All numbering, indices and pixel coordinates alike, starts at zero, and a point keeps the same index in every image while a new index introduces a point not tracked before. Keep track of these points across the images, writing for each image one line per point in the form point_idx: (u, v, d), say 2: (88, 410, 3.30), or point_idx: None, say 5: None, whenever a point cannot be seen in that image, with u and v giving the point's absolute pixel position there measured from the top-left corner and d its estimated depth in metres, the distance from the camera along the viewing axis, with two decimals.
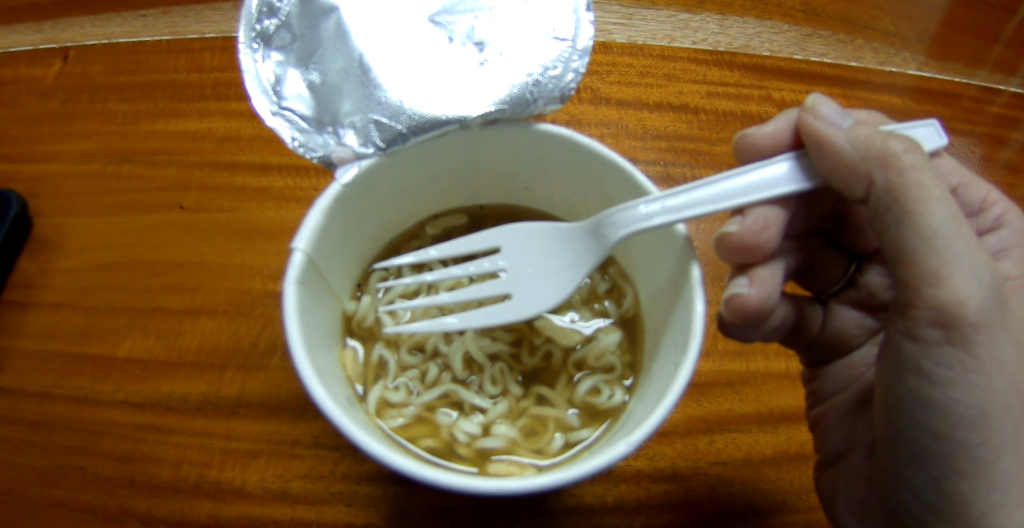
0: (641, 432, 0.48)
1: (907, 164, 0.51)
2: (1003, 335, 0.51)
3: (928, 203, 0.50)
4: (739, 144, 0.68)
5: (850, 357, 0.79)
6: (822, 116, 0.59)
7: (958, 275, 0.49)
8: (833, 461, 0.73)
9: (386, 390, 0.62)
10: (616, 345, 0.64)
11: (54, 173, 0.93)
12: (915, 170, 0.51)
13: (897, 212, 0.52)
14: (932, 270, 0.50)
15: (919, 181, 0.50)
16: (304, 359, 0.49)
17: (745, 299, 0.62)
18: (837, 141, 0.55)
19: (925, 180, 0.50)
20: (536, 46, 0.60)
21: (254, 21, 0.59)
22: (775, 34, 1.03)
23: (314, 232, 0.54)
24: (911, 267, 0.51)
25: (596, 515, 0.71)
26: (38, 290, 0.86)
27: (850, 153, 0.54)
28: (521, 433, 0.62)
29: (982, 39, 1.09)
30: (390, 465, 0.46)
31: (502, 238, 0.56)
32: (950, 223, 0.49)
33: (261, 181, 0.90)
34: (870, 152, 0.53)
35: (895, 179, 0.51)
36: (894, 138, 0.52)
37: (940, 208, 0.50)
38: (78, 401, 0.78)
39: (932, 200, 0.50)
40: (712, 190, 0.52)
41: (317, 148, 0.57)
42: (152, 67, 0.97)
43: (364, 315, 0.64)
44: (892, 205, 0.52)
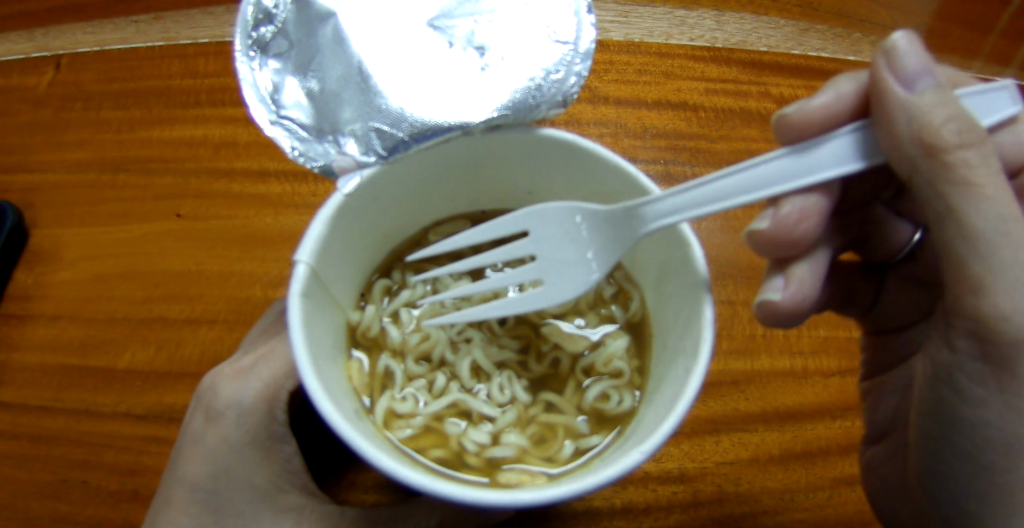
0: (656, 438, 0.47)
1: (955, 161, 0.46)
2: None
3: (973, 204, 0.46)
4: (780, 122, 0.59)
5: (904, 333, 0.76)
6: (903, 68, 0.48)
7: (1002, 286, 0.46)
8: (877, 438, 0.74)
9: (393, 400, 0.61)
10: (624, 350, 0.64)
11: (49, 184, 0.92)
12: (965, 168, 0.46)
13: (938, 205, 0.48)
14: (973, 279, 0.47)
15: (965, 180, 0.46)
16: (311, 372, 0.48)
17: (779, 305, 0.61)
18: (897, 115, 0.48)
19: (976, 177, 0.46)
20: (537, 50, 0.59)
21: (250, 28, 0.58)
22: (772, 29, 1.02)
23: (317, 244, 0.53)
24: (954, 275, 0.49)
25: (605, 517, 0.72)
26: (36, 302, 0.86)
27: (904, 131, 0.47)
28: (530, 441, 0.61)
29: (977, 30, 1.09)
30: (403, 480, 0.45)
31: (534, 245, 0.52)
32: (1002, 226, 0.45)
33: (259, 187, 0.88)
34: (921, 136, 0.46)
35: (939, 175, 0.47)
36: (951, 123, 0.46)
37: (986, 210, 0.46)
38: (80, 414, 0.78)
39: (979, 202, 0.46)
40: (738, 180, 0.48)
41: (318, 158, 0.56)
42: (145, 74, 0.96)
43: (369, 325, 0.63)
44: (934, 198, 0.48)
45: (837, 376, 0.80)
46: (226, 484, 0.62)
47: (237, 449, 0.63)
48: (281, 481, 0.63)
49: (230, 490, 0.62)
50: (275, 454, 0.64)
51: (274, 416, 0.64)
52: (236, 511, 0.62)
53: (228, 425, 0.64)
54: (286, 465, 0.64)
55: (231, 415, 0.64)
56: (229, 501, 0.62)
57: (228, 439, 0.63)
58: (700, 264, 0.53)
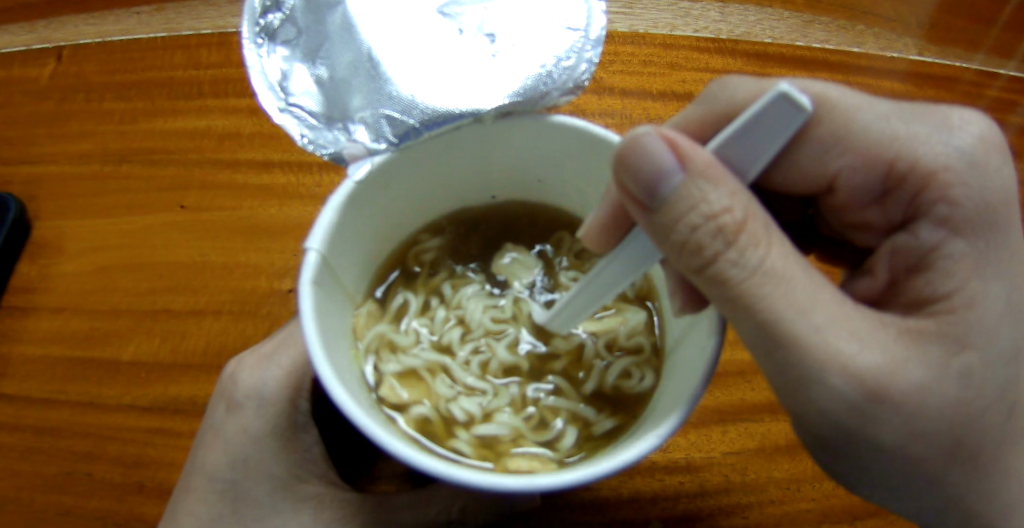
0: (671, 422, 0.47)
1: (714, 265, 0.43)
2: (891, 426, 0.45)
3: (749, 299, 0.43)
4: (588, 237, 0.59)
5: None
6: (644, 177, 0.43)
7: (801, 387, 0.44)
8: None
9: (396, 334, 0.64)
10: (643, 324, 0.64)
11: (51, 175, 0.91)
12: (723, 264, 0.43)
13: (725, 303, 0.44)
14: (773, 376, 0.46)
15: (731, 280, 0.43)
16: (324, 361, 0.48)
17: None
18: (659, 233, 0.44)
19: (747, 279, 0.42)
20: (547, 37, 0.59)
21: (258, 16, 0.57)
22: (776, 21, 1.01)
23: (328, 232, 0.53)
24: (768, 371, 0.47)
25: (612, 508, 0.72)
26: (40, 294, 0.85)
27: (669, 247, 0.44)
28: (530, 422, 0.61)
29: (979, 23, 1.08)
30: (418, 467, 0.45)
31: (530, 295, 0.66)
32: (771, 327, 0.43)
33: (263, 178, 0.88)
34: (682, 247, 0.43)
35: (712, 275, 0.43)
36: (700, 228, 0.42)
37: (754, 307, 0.43)
38: (85, 406, 0.78)
39: (751, 298, 0.43)
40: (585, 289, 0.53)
41: (328, 145, 0.56)
42: (147, 65, 0.95)
43: (426, 250, 0.69)
44: (721, 299, 0.44)
45: None
46: (244, 475, 0.62)
47: (258, 440, 0.63)
48: (301, 470, 0.64)
49: (250, 479, 0.62)
50: (296, 443, 0.64)
51: (296, 405, 0.65)
52: (255, 501, 0.62)
53: (249, 415, 0.64)
54: (305, 455, 0.64)
55: (251, 405, 0.64)
56: (249, 492, 0.62)
57: (249, 429, 0.63)
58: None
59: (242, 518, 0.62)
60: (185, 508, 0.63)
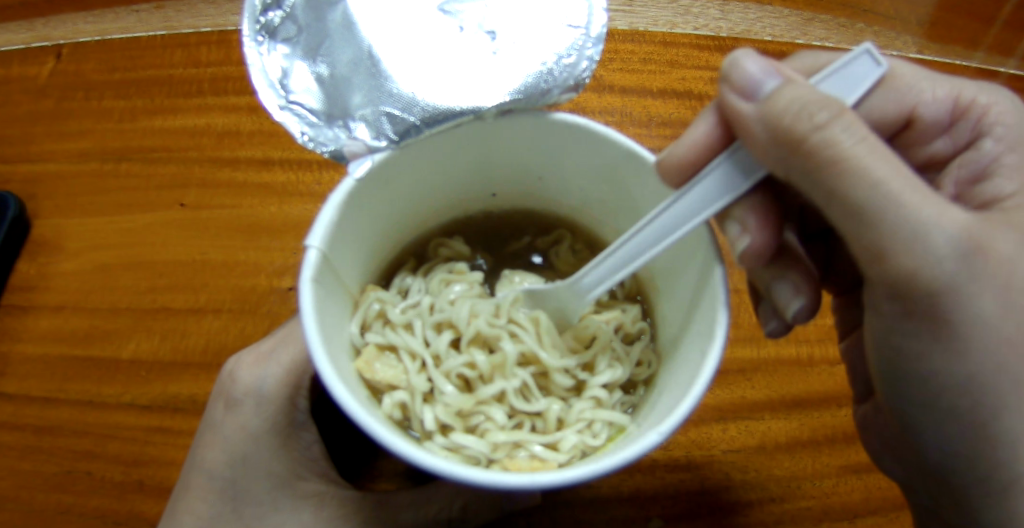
0: (673, 419, 0.47)
1: (820, 147, 0.44)
2: (977, 299, 0.46)
3: (848, 176, 0.44)
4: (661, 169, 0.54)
5: None
6: (749, 81, 0.50)
7: (902, 252, 0.45)
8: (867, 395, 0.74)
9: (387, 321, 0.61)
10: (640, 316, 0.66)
11: (51, 174, 0.91)
12: (830, 149, 0.44)
13: (826, 191, 0.45)
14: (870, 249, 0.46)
15: (835, 162, 0.44)
16: (324, 359, 0.48)
17: (777, 329, 0.67)
18: (760, 130, 0.47)
19: (845, 150, 0.43)
20: (548, 35, 0.59)
21: (258, 13, 0.56)
22: (776, 19, 1.01)
23: (328, 229, 0.53)
24: (858, 244, 0.47)
25: (613, 505, 0.72)
26: (39, 293, 0.85)
27: (762, 137, 0.47)
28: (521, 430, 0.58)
29: (978, 21, 1.08)
30: (418, 464, 0.45)
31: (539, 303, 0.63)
32: (879, 188, 0.43)
33: (263, 176, 0.87)
34: (786, 136, 0.45)
35: (812, 163, 0.45)
36: (807, 113, 0.44)
37: (858, 181, 0.44)
38: (84, 405, 0.78)
39: (854, 173, 0.43)
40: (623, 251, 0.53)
41: (328, 143, 0.56)
42: (147, 63, 0.95)
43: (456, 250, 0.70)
44: (820, 188, 0.46)
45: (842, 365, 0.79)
46: (244, 472, 0.63)
47: (257, 438, 0.63)
48: (301, 468, 0.64)
49: (250, 478, 0.62)
50: (295, 442, 0.64)
51: (295, 404, 0.64)
52: (255, 499, 0.62)
53: (248, 414, 0.64)
54: (305, 453, 0.64)
55: (250, 403, 0.64)
56: (249, 490, 0.62)
57: (248, 428, 0.63)
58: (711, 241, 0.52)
59: (241, 516, 0.62)
60: (185, 506, 0.63)
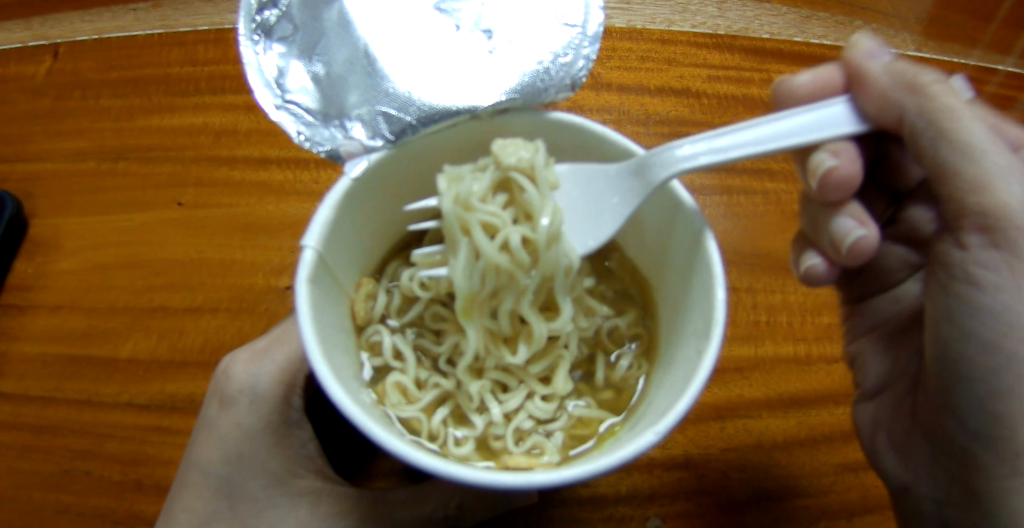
0: (668, 419, 0.47)
1: (936, 92, 0.52)
2: None
3: (960, 120, 0.50)
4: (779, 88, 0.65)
5: (892, 292, 0.74)
6: (864, 49, 0.57)
7: (1001, 183, 0.49)
8: (873, 394, 0.72)
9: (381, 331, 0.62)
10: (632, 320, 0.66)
11: (48, 173, 0.91)
12: (945, 97, 0.52)
13: (931, 133, 0.51)
14: (972, 180, 0.50)
15: (949, 106, 0.51)
16: (321, 359, 0.48)
17: (818, 271, 0.66)
18: (877, 78, 0.54)
19: (955, 105, 0.51)
20: (544, 34, 0.59)
21: (254, 12, 0.56)
22: (774, 16, 1.01)
23: (324, 229, 0.53)
24: (951, 181, 0.51)
25: (610, 503, 0.72)
26: (37, 293, 0.85)
27: (882, 83, 0.53)
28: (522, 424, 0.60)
29: (977, 20, 1.08)
30: (414, 463, 0.45)
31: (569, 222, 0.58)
32: (988, 141, 0.50)
33: (260, 175, 0.87)
34: (903, 81, 0.53)
35: (926, 105, 0.52)
36: (925, 73, 0.53)
37: (972, 126, 0.50)
38: (82, 404, 0.78)
39: (965, 120, 0.51)
40: (755, 133, 0.51)
41: (324, 142, 0.56)
42: (144, 61, 0.95)
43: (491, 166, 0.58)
44: (927, 128, 0.52)
45: (840, 362, 0.79)
46: (238, 471, 0.63)
47: (251, 436, 0.63)
48: (296, 466, 0.63)
49: (244, 476, 0.63)
50: (289, 440, 0.64)
51: (289, 402, 0.64)
52: (251, 496, 0.62)
53: (243, 411, 0.64)
54: (300, 452, 0.64)
55: (244, 400, 0.64)
56: (243, 487, 0.63)
57: (242, 426, 0.63)
58: (709, 239, 0.53)
59: (235, 514, 0.62)
60: (179, 504, 0.63)
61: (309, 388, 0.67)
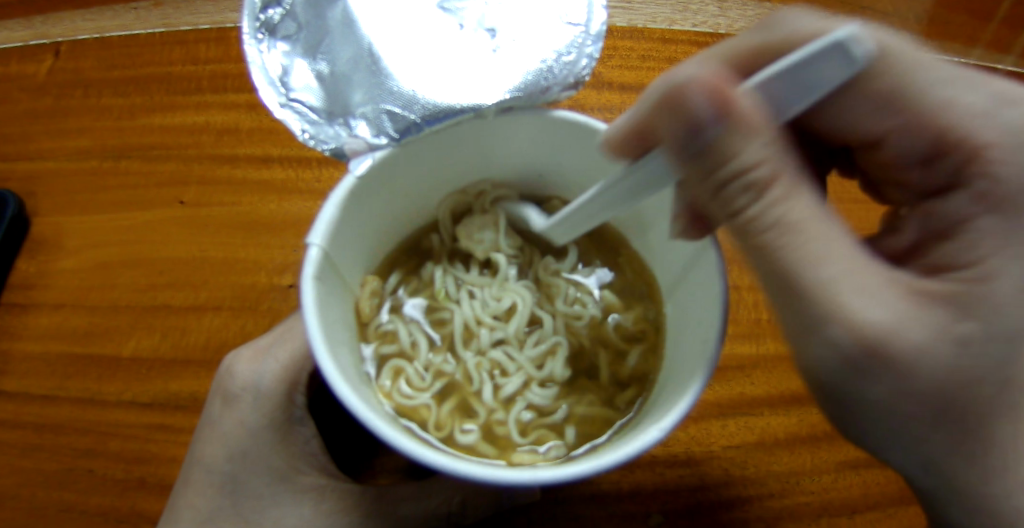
0: (672, 416, 0.48)
1: (776, 202, 0.44)
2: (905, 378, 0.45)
3: (796, 239, 0.44)
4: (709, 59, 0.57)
5: None
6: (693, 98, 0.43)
7: (842, 326, 0.44)
8: None
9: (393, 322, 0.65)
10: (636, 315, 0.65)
11: (49, 172, 0.91)
12: (779, 206, 0.44)
13: (760, 242, 0.46)
14: (807, 322, 0.45)
15: (786, 225, 0.44)
16: (327, 357, 0.48)
17: None
18: (713, 157, 0.45)
19: (793, 222, 0.44)
20: (548, 32, 0.59)
21: (258, 10, 0.56)
22: (775, 15, 1.01)
23: (328, 227, 0.53)
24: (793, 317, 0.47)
25: (613, 501, 0.72)
26: (39, 291, 0.85)
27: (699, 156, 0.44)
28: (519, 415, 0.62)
29: (977, 18, 1.08)
30: (421, 460, 0.45)
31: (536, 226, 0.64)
32: (790, 251, 0.44)
33: (262, 173, 0.87)
34: (738, 181, 0.45)
35: (764, 213, 0.45)
36: (745, 162, 0.43)
37: (807, 240, 0.44)
38: (85, 402, 0.78)
39: (808, 238, 0.44)
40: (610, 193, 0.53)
41: (329, 140, 0.56)
42: (145, 60, 0.95)
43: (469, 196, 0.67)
44: (756, 238, 0.46)
45: None
46: (243, 467, 0.63)
47: (255, 433, 0.63)
48: (300, 463, 0.64)
49: (249, 472, 0.63)
50: (293, 437, 0.64)
51: (293, 399, 0.64)
52: (255, 493, 0.63)
53: (246, 408, 0.64)
54: (304, 448, 0.64)
55: (248, 397, 0.64)
56: (247, 483, 0.63)
57: (246, 423, 0.63)
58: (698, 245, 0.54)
59: (240, 510, 0.62)
60: (184, 501, 0.63)
61: (313, 385, 0.68)
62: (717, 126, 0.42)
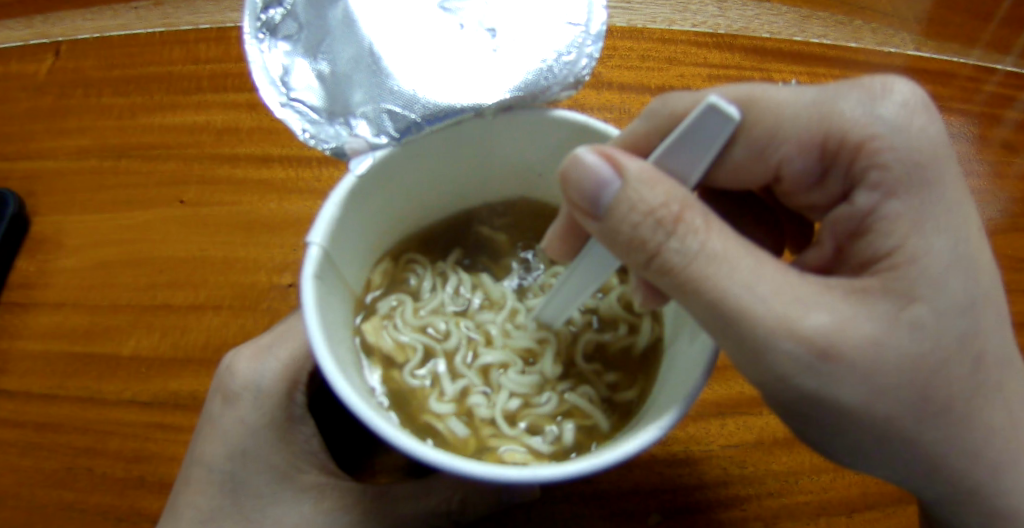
0: (671, 414, 0.48)
1: (690, 237, 0.43)
2: (857, 381, 0.44)
3: (716, 269, 0.43)
4: None
5: None
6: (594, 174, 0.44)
7: (787, 333, 0.43)
8: None
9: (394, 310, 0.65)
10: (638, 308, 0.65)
11: (49, 171, 0.91)
12: (696, 239, 0.43)
13: (682, 284, 0.44)
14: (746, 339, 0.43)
15: (704, 260, 0.43)
16: (328, 355, 0.48)
17: None
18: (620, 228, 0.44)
19: (709, 254, 0.42)
20: (548, 32, 0.59)
21: (259, 11, 0.57)
22: (774, 16, 1.02)
23: (329, 226, 0.53)
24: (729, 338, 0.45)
25: (612, 500, 0.72)
26: (40, 290, 0.85)
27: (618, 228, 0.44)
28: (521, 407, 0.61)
29: (976, 19, 1.09)
30: (420, 458, 0.45)
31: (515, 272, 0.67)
32: (723, 278, 0.42)
33: (262, 173, 0.88)
34: (640, 238, 0.44)
35: (680, 258, 0.43)
36: (648, 221, 0.43)
37: (731, 267, 0.43)
38: (85, 401, 0.78)
39: (727, 266, 0.43)
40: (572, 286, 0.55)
41: (329, 140, 0.56)
42: (146, 60, 0.95)
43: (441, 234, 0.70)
44: (678, 281, 0.44)
45: None
46: (243, 467, 0.63)
47: (255, 432, 0.63)
48: (301, 462, 0.64)
49: (249, 472, 0.63)
50: (293, 436, 0.64)
51: (293, 398, 0.64)
52: (255, 492, 0.63)
53: (246, 407, 0.64)
54: (304, 447, 0.64)
55: (248, 396, 0.64)
56: (247, 482, 0.63)
57: (246, 422, 0.63)
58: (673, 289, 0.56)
59: (240, 510, 0.62)
60: (184, 500, 0.63)
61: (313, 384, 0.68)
62: (619, 186, 0.43)
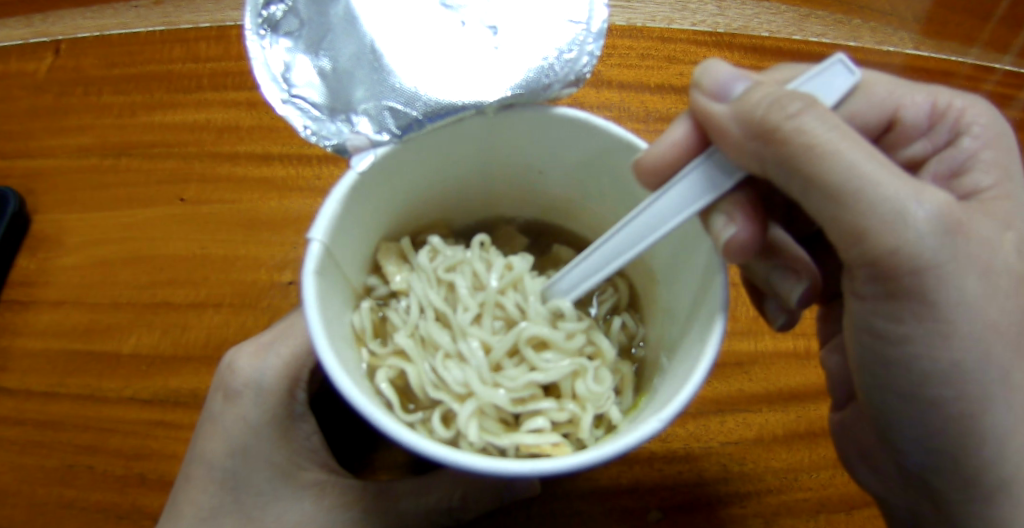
0: (672, 408, 0.48)
1: (814, 117, 0.45)
2: (955, 279, 0.46)
3: (832, 156, 0.44)
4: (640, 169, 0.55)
5: None
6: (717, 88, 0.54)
7: (899, 226, 0.44)
8: None
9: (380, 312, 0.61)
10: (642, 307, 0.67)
11: (49, 169, 0.91)
12: (819, 120, 0.45)
13: (803, 168, 0.46)
14: (853, 228, 0.45)
15: (822, 142, 0.44)
16: (328, 350, 0.48)
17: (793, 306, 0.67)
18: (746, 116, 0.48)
19: (820, 137, 0.44)
20: (549, 30, 0.59)
21: (261, 7, 0.56)
22: (773, 15, 1.02)
23: (330, 223, 0.53)
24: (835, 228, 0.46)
25: (612, 496, 0.73)
26: (40, 288, 0.85)
27: (747, 114, 0.48)
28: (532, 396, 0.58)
29: (975, 18, 1.09)
30: (420, 452, 0.45)
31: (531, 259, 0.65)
32: (853, 165, 0.44)
33: (263, 171, 0.88)
34: (767, 117, 0.46)
35: (801, 138, 0.45)
36: (783, 101, 0.46)
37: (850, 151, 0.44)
38: (86, 399, 0.78)
39: (846, 154, 0.44)
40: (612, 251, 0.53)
41: (331, 136, 0.56)
42: (146, 58, 0.95)
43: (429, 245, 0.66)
44: (799, 166, 0.46)
45: None
46: (244, 464, 0.63)
47: (256, 429, 0.63)
48: (301, 459, 0.65)
49: (250, 469, 0.63)
50: (293, 434, 0.64)
51: (294, 396, 0.64)
52: (256, 490, 0.63)
53: (247, 405, 0.64)
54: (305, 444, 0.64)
55: (249, 394, 0.64)
56: (248, 480, 0.63)
57: (247, 419, 0.63)
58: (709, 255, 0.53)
59: (241, 507, 0.63)
60: (185, 497, 0.64)
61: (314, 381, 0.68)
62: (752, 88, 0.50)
